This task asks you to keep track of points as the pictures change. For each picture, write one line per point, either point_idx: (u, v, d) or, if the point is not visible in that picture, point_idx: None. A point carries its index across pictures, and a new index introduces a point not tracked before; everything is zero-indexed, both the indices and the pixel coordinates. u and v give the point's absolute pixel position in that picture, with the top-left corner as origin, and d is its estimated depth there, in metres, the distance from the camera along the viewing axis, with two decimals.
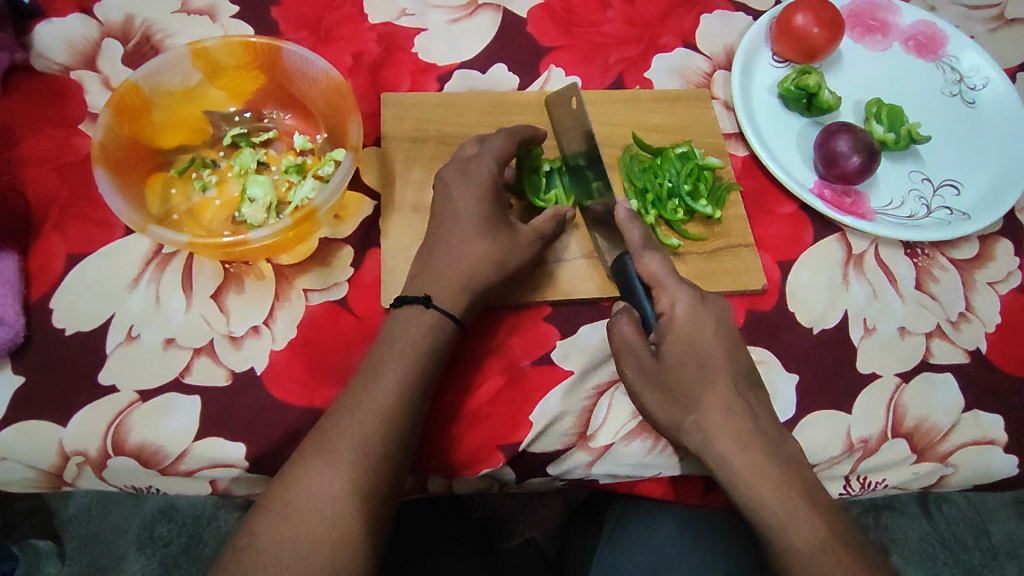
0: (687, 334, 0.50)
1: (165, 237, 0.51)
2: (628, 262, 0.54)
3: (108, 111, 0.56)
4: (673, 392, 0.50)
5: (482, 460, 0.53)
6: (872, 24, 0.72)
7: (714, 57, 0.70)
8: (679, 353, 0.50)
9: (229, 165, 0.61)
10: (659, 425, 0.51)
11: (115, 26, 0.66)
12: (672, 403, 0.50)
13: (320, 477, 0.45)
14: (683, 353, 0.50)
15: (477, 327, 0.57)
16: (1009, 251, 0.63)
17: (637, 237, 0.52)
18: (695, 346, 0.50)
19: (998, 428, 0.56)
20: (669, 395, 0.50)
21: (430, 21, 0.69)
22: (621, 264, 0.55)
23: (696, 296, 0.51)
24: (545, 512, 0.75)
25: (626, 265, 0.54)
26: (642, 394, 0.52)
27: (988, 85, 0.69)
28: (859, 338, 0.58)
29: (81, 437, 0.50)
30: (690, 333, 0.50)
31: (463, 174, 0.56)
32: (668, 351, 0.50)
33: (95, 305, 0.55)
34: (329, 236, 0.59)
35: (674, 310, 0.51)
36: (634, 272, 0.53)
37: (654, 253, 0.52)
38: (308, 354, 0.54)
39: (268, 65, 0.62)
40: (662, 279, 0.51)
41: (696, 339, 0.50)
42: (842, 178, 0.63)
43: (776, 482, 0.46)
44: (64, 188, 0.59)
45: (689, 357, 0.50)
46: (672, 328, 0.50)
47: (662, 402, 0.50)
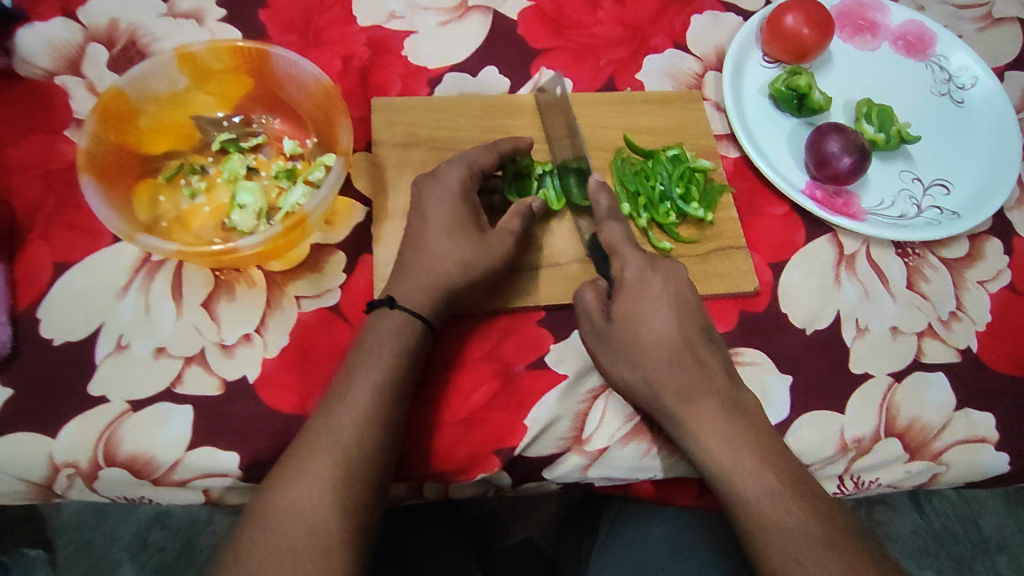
0: (637, 297, 0.51)
1: (153, 246, 0.50)
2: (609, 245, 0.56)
3: (94, 118, 0.55)
4: (626, 354, 0.51)
5: (478, 465, 0.53)
6: (861, 24, 0.72)
7: (705, 58, 0.70)
8: (630, 314, 0.51)
9: (218, 171, 0.60)
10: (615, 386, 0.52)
11: (100, 31, 0.65)
12: (623, 363, 0.51)
13: (298, 487, 0.44)
14: (634, 316, 0.51)
15: (456, 332, 0.57)
16: (999, 250, 0.63)
17: (603, 206, 0.54)
18: (653, 317, 0.50)
19: (990, 426, 0.56)
20: (617, 352, 0.51)
21: (419, 24, 0.69)
22: (598, 243, 0.56)
23: (646, 261, 0.53)
24: (542, 510, 0.76)
25: (598, 241, 0.56)
26: (598, 356, 0.52)
27: (976, 84, 0.70)
28: (852, 338, 0.59)
29: (71, 449, 0.50)
30: (637, 294, 0.52)
31: (435, 181, 0.56)
32: (620, 312, 0.51)
33: (83, 314, 0.54)
34: (321, 242, 0.58)
35: (624, 272, 0.52)
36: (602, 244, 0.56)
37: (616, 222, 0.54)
38: (301, 361, 0.54)
39: (257, 70, 0.61)
40: (620, 248, 0.53)
41: (641, 300, 0.51)
42: (833, 178, 0.63)
43: (765, 473, 0.46)
44: (50, 195, 0.58)
45: (647, 330, 0.50)
46: (622, 288, 0.52)
47: (614, 361, 0.51)
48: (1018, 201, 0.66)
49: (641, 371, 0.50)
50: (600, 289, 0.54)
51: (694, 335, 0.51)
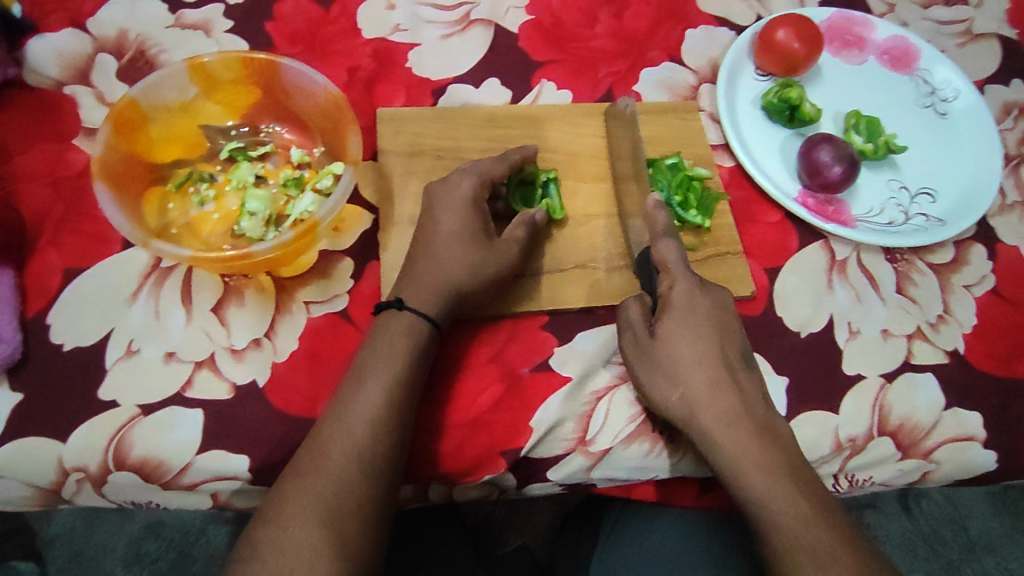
0: (679, 315, 0.53)
1: (167, 251, 0.51)
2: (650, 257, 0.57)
3: (107, 126, 0.56)
4: (664, 367, 0.52)
5: (484, 467, 0.54)
6: (848, 39, 0.75)
7: (700, 70, 0.73)
8: (675, 332, 0.53)
9: (226, 179, 0.61)
10: (652, 402, 0.53)
11: (108, 41, 0.66)
12: (662, 378, 0.52)
13: (315, 486, 0.45)
14: (675, 333, 0.53)
15: (462, 336, 0.58)
16: (983, 256, 0.66)
17: (662, 222, 0.56)
18: (690, 334, 0.52)
19: (978, 425, 0.58)
20: (657, 367, 0.53)
21: (423, 36, 0.70)
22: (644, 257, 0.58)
23: (695, 284, 0.55)
24: (537, 518, 0.80)
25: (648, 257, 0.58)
26: (637, 370, 0.54)
27: (958, 97, 0.73)
28: (845, 341, 0.61)
29: (81, 453, 0.50)
30: (684, 314, 0.53)
31: (447, 188, 0.57)
32: (661, 329, 0.53)
33: (93, 320, 0.54)
34: (329, 248, 0.60)
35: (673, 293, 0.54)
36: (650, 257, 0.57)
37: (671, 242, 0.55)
38: (310, 364, 0.55)
39: (265, 81, 0.62)
40: None
41: (686, 321, 0.53)
42: (824, 187, 0.65)
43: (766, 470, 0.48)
44: (58, 203, 0.59)
45: (682, 343, 0.52)
46: (668, 307, 0.54)
47: (652, 377, 0.53)
48: (1000, 209, 0.68)
49: (679, 386, 0.51)
50: (645, 302, 0.56)
51: (734, 357, 0.52)
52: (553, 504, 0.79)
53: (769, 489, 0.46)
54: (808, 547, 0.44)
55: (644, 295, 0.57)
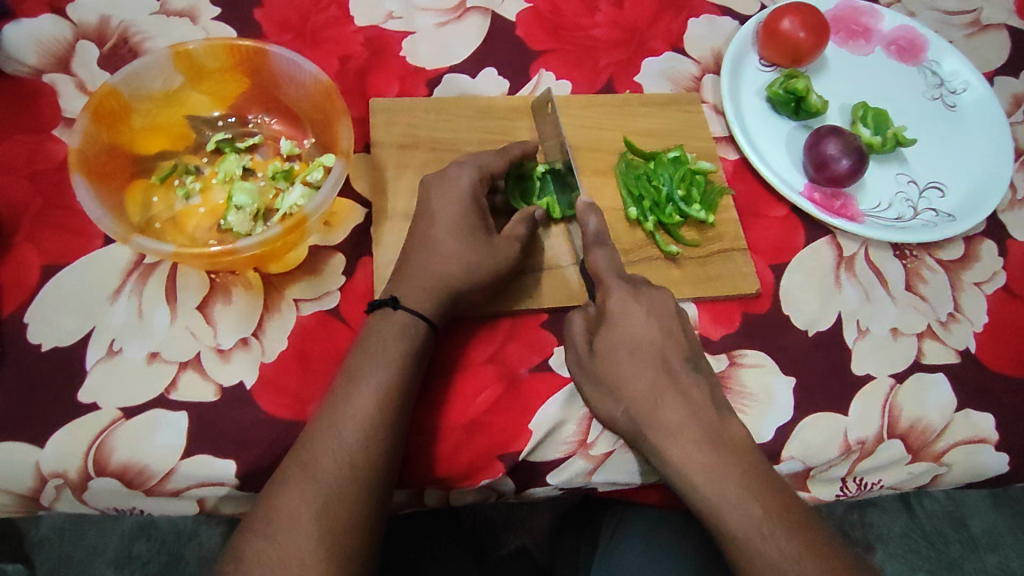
0: (617, 327, 0.52)
1: (149, 247, 0.49)
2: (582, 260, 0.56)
3: (86, 116, 0.53)
4: (606, 386, 0.51)
5: (481, 471, 0.52)
6: (855, 29, 0.73)
7: (703, 61, 0.71)
8: (612, 345, 0.51)
9: (213, 171, 0.59)
10: (601, 422, 0.52)
11: (90, 28, 0.63)
12: (606, 396, 0.51)
13: (303, 494, 0.43)
14: (613, 346, 0.51)
15: (458, 335, 0.56)
16: (993, 252, 0.64)
17: (591, 229, 0.54)
18: (628, 347, 0.51)
19: (990, 426, 0.57)
20: (602, 386, 0.51)
21: (417, 25, 0.68)
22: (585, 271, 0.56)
23: (630, 289, 0.53)
24: (536, 520, 0.77)
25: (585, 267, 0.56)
26: (583, 391, 0.52)
27: (967, 89, 0.71)
28: (853, 340, 0.59)
29: (59, 458, 0.48)
30: (621, 325, 0.52)
31: (444, 181, 0.55)
32: (601, 343, 0.52)
33: (73, 319, 0.52)
34: (320, 244, 0.57)
35: (606, 300, 0.53)
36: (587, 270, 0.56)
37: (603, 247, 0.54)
38: (300, 364, 0.53)
39: (253, 69, 0.60)
40: None
41: (625, 332, 0.51)
42: (831, 181, 0.64)
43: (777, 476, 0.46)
44: (37, 196, 0.56)
45: (621, 357, 0.51)
46: (607, 321, 0.52)
47: (599, 394, 0.51)
48: (1011, 204, 0.67)
49: (621, 403, 0.50)
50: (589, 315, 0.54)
51: (677, 362, 0.51)
52: (552, 505, 0.76)
53: (733, 513, 0.44)
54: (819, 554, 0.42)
55: (587, 305, 0.55)
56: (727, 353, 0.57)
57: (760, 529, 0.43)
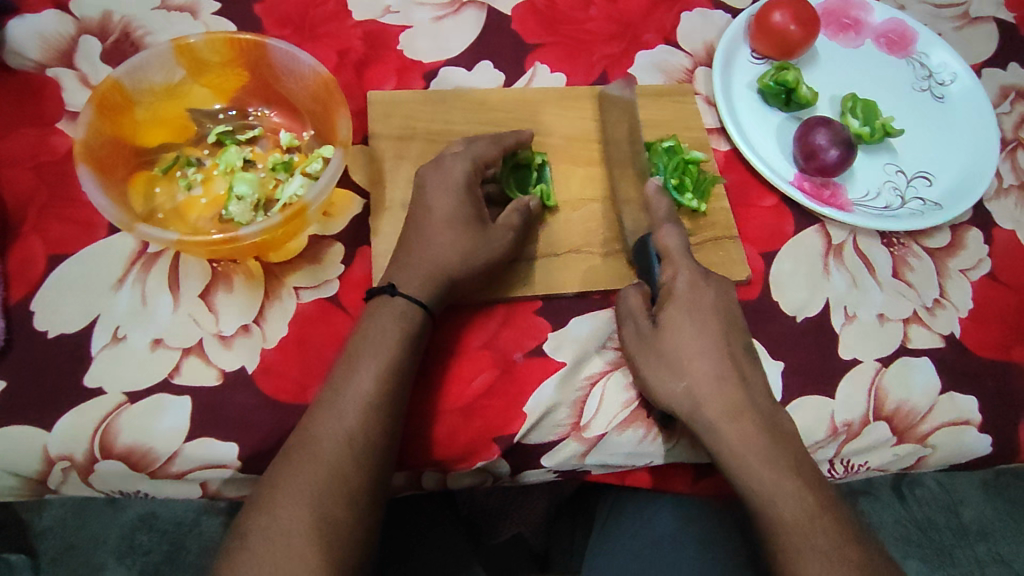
0: (684, 307, 0.53)
1: (152, 236, 0.50)
2: (650, 242, 0.57)
3: (90, 109, 0.55)
4: (668, 358, 0.52)
5: (477, 453, 0.53)
6: (845, 22, 0.74)
7: (695, 54, 0.72)
8: (679, 323, 0.52)
9: (214, 163, 0.60)
10: (651, 392, 0.53)
11: (92, 22, 0.64)
12: (663, 368, 0.52)
13: (306, 474, 0.45)
14: (679, 326, 0.52)
15: (455, 322, 0.57)
16: (979, 240, 0.65)
17: (663, 211, 0.57)
18: (690, 321, 0.52)
19: (973, 409, 0.58)
20: (660, 358, 0.52)
21: (414, 19, 0.69)
22: (643, 242, 0.58)
23: (699, 274, 0.55)
24: (532, 508, 0.76)
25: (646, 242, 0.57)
26: (638, 361, 0.54)
27: (955, 80, 0.72)
28: (841, 325, 0.60)
29: (66, 441, 0.49)
30: (690, 304, 0.53)
31: (439, 170, 0.56)
32: (665, 320, 0.53)
33: (78, 307, 0.53)
34: (319, 233, 0.59)
35: (675, 280, 0.54)
36: (653, 246, 0.57)
37: (673, 227, 0.56)
38: (300, 350, 0.54)
39: (253, 63, 0.61)
40: None
41: (692, 312, 0.53)
42: (821, 170, 0.65)
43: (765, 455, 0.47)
44: (42, 188, 0.58)
45: (689, 333, 0.52)
46: (671, 298, 0.54)
47: (654, 372, 0.52)
48: (997, 193, 0.68)
49: (683, 379, 0.51)
50: (646, 292, 0.56)
51: (738, 348, 0.52)
52: (548, 495, 0.75)
53: None
54: (802, 528, 0.43)
55: (642, 283, 0.57)
56: None
57: (786, 505, 0.45)
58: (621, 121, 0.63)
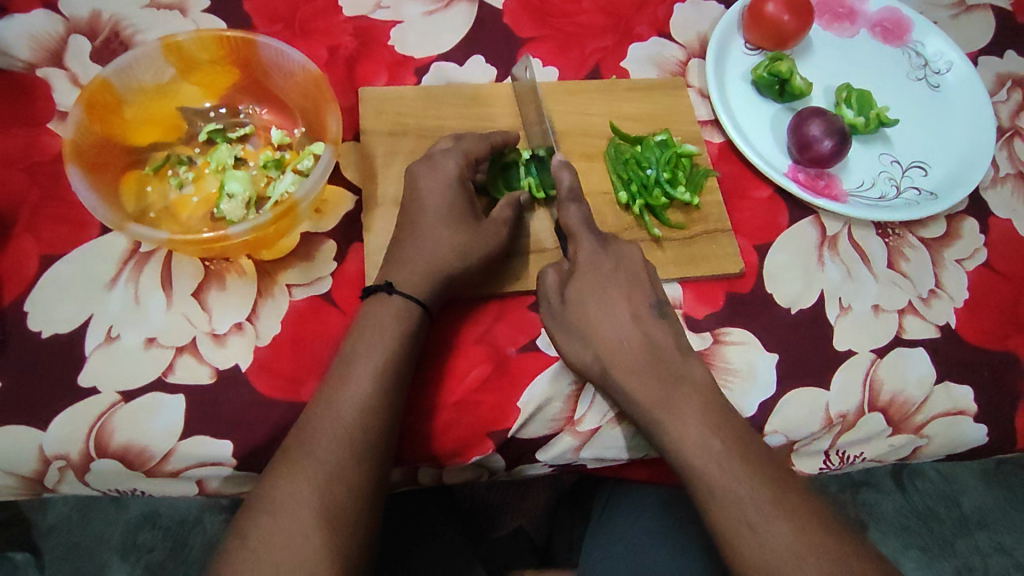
0: (586, 276, 0.54)
1: (143, 235, 0.50)
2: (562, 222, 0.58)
3: (79, 108, 0.54)
4: (576, 330, 0.53)
5: (472, 449, 0.53)
6: (840, 12, 0.73)
7: (688, 45, 0.71)
8: (585, 294, 0.54)
9: (205, 162, 0.60)
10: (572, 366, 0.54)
11: (82, 22, 0.64)
12: (575, 340, 0.53)
13: (305, 473, 0.45)
14: (583, 295, 0.54)
15: (450, 318, 0.57)
16: (975, 229, 0.65)
17: (575, 218, 0.55)
18: (596, 292, 0.54)
19: (969, 399, 0.58)
20: (570, 331, 0.53)
21: (405, 14, 0.69)
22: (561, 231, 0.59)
23: (599, 243, 0.55)
24: (533, 500, 0.77)
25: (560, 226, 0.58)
26: (556, 336, 0.54)
27: (951, 69, 0.71)
28: (835, 317, 0.60)
29: (62, 441, 0.50)
30: (589, 275, 0.54)
31: (431, 166, 0.56)
32: (572, 294, 0.54)
33: (72, 306, 0.54)
34: (311, 230, 0.59)
35: (576, 255, 0.55)
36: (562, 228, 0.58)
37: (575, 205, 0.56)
38: (294, 349, 0.54)
39: (243, 60, 0.61)
40: None
41: (593, 282, 0.54)
42: (815, 161, 0.64)
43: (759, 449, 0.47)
44: (34, 188, 0.57)
45: (592, 299, 0.53)
46: (576, 271, 0.55)
47: (569, 339, 0.53)
48: (993, 182, 0.67)
49: (590, 348, 0.52)
50: (562, 271, 0.56)
51: (643, 312, 0.53)
52: (549, 485, 0.77)
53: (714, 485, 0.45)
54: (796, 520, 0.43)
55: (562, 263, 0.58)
56: (710, 331, 0.59)
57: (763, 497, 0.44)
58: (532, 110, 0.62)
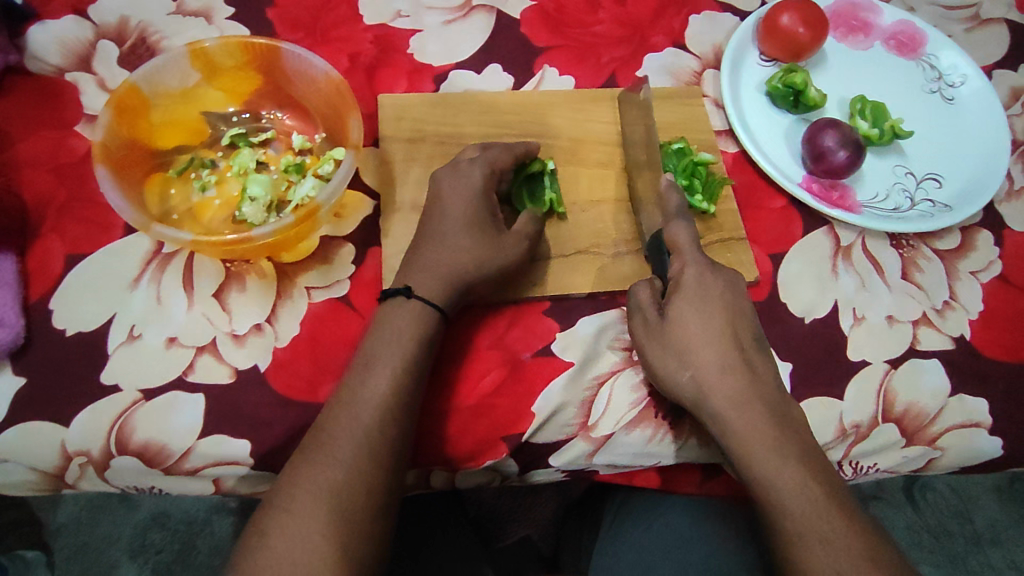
0: (690, 297, 0.52)
1: (168, 236, 0.51)
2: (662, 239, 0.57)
3: (108, 112, 0.56)
4: (675, 349, 0.51)
5: (486, 452, 0.54)
6: (854, 24, 0.74)
7: (703, 56, 0.72)
8: None
9: (227, 165, 0.61)
10: (660, 381, 0.53)
11: (110, 28, 0.66)
12: (671, 358, 0.52)
13: (323, 471, 0.45)
14: (685, 316, 0.52)
15: (465, 323, 0.58)
16: (990, 242, 0.65)
17: (675, 203, 0.56)
18: (697, 315, 0.51)
19: (984, 412, 0.58)
20: (667, 348, 0.52)
21: (424, 23, 0.70)
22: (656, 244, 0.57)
23: (705, 263, 0.54)
24: (539, 509, 0.78)
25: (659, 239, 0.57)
26: (646, 350, 0.54)
27: (966, 82, 0.72)
28: (849, 326, 0.60)
29: (84, 437, 0.50)
30: (696, 297, 0.52)
31: (456, 174, 0.57)
32: (671, 310, 0.53)
33: (95, 305, 0.55)
34: (330, 234, 0.59)
35: (682, 273, 0.53)
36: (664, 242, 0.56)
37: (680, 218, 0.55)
38: (312, 350, 0.55)
39: (267, 66, 0.62)
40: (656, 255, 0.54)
41: (695, 304, 0.52)
42: (830, 172, 0.65)
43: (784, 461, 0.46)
44: (60, 189, 0.59)
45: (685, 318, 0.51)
46: (678, 288, 0.53)
47: (661, 357, 0.52)
48: (1008, 195, 0.68)
49: (687, 368, 0.51)
50: (656, 286, 0.56)
51: (745, 341, 0.51)
52: (556, 496, 0.78)
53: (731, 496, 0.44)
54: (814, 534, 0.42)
55: (655, 278, 0.57)
56: None
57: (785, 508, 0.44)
58: (632, 112, 0.63)
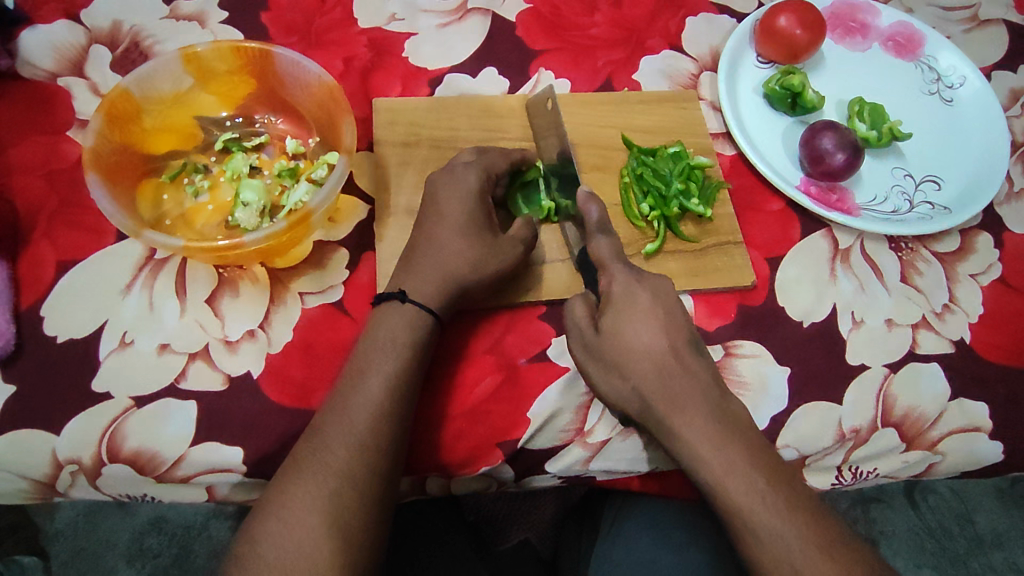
0: (627, 310, 0.51)
1: (159, 242, 0.50)
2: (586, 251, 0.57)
3: (99, 117, 0.55)
4: (610, 363, 0.51)
5: (481, 458, 0.53)
6: (852, 26, 0.73)
7: (700, 58, 0.72)
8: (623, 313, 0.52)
9: (221, 170, 0.61)
10: (608, 399, 0.52)
11: (103, 33, 0.65)
12: (612, 373, 0.51)
13: (317, 479, 0.45)
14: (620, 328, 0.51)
15: (461, 329, 0.57)
16: (989, 244, 0.65)
17: (594, 217, 0.54)
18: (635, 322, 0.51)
19: (984, 416, 0.57)
20: (606, 362, 0.51)
21: (419, 26, 0.69)
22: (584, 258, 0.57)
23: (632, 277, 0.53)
24: (539, 513, 0.78)
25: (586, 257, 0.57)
26: (588, 368, 0.53)
27: (965, 83, 0.71)
28: (848, 330, 0.60)
29: (75, 445, 0.50)
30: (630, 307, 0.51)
31: (451, 179, 0.57)
32: (609, 324, 0.52)
33: (86, 312, 0.54)
34: (324, 239, 0.59)
35: (610, 286, 0.53)
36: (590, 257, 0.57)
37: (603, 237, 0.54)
38: (305, 356, 0.54)
39: (260, 70, 0.62)
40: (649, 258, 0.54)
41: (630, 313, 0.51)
42: (827, 175, 0.64)
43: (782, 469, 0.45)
44: (53, 195, 0.58)
45: (622, 335, 0.51)
46: (614, 300, 0.52)
47: (603, 372, 0.51)
48: (1007, 197, 0.67)
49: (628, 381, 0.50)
50: (591, 300, 0.55)
51: (692, 362, 0.50)
52: (556, 499, 0.78)
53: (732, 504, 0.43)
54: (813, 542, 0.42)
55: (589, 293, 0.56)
56: (722, 343, 0.58)
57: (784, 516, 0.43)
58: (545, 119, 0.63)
